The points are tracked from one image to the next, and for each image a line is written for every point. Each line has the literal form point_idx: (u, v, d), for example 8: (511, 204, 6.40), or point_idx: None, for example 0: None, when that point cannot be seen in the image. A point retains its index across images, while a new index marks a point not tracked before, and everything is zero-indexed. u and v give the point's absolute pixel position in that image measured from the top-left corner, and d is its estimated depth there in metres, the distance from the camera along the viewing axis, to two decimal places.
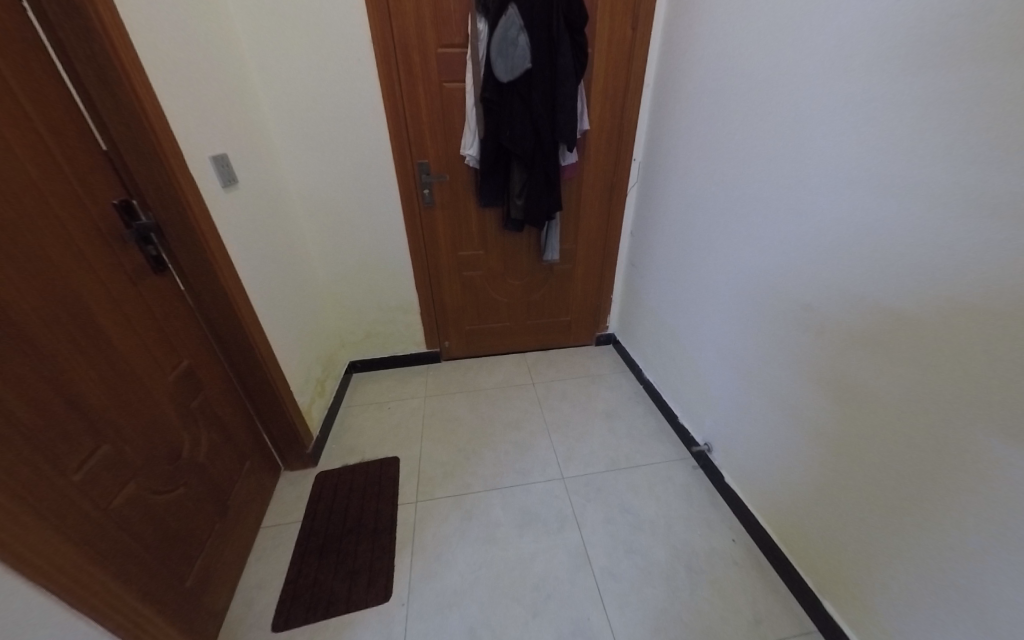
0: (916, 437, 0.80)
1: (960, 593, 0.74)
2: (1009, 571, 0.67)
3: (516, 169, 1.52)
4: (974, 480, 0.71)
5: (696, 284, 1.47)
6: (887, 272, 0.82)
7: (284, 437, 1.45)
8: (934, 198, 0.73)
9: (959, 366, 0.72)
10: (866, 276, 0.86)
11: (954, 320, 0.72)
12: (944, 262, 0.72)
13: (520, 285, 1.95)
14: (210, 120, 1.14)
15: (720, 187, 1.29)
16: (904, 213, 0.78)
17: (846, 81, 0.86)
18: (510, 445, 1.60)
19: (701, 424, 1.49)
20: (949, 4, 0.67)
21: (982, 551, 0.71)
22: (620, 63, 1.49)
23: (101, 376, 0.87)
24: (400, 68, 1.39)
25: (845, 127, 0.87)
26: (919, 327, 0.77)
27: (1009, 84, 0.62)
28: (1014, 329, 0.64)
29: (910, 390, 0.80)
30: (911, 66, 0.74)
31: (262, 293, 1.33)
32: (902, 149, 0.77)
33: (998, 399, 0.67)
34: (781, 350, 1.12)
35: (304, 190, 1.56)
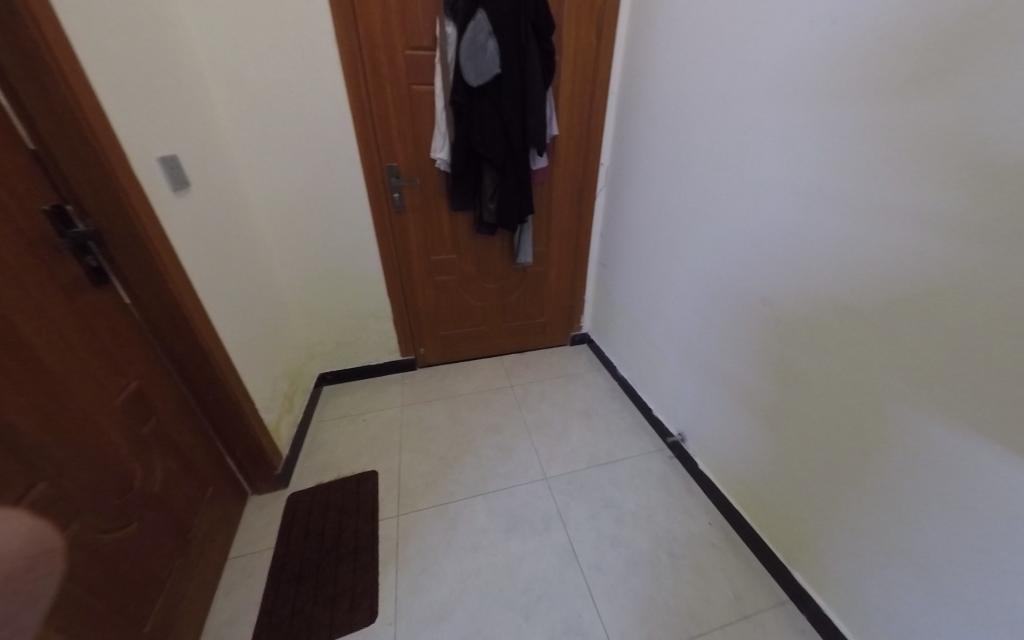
0: (864, 415, 0.88)
1: (910, 553, 0.82)
2: (949, 530, 0.76)
3: (487, 172, 1.52)
4: (917, 451, 0.79)
5: (662, 283, 1.54)
6: (834, 267, 0.90)
7: (251, 459, 1.35)
8: (871, 200, 0.81)
9: (900, 350, 0.80)
10: (814, 271, 0.94)
11: (891, 309, 0.80)
12: (881, 257, 0.80)
13: (494, 288, 1.95)
14: (159, 118, 1.04)
15: (681, 190, 1.36)
16: (848, 214, 0.86)
17: (793, 93, 0.94)
18: (492, 449, 1.59)
19: (674, 416, 1.55)
20: (879, 28, 0.76)
21: (925, 515, 0.79)
22: (586, 70, 1.53)
23: (34, 404, 0.76)
24: (366, 69, 1.35)
25: (793, 134, 0.95)
26: (863, 315, 0.85)
27: (930, 101, 0.71)
28: (942, 314, 0.73)
29: (858, 372, 0.88)
30: (851, 81, 0.82)
31: (221, 304, 1.23)
32: (844, 156, 0.85)
33: (931, 377, 0.75)
34: (742, 342, 1.19)
35: (264, 195, 1.47)
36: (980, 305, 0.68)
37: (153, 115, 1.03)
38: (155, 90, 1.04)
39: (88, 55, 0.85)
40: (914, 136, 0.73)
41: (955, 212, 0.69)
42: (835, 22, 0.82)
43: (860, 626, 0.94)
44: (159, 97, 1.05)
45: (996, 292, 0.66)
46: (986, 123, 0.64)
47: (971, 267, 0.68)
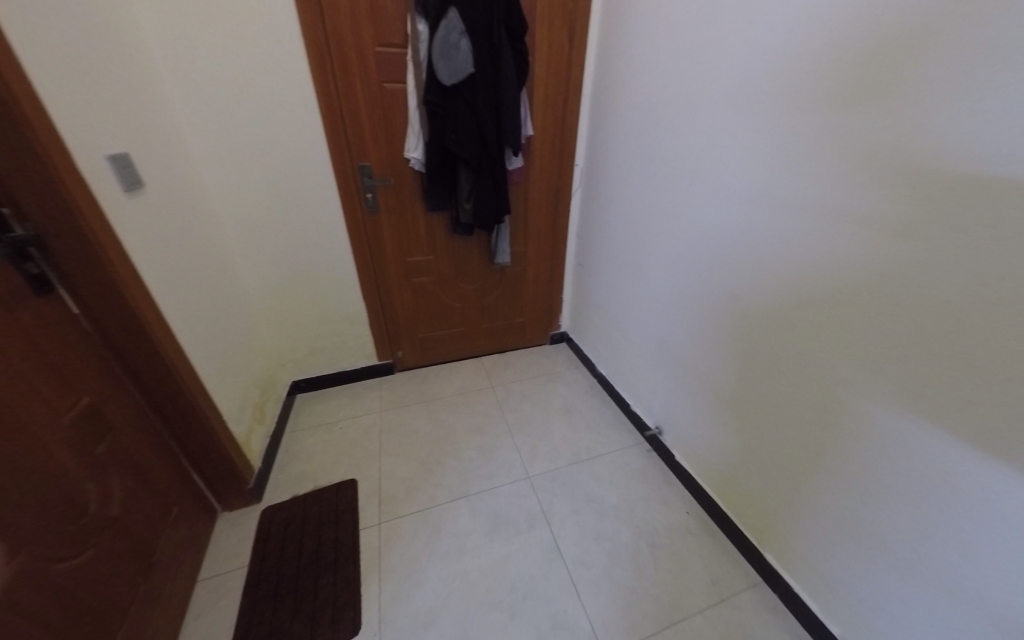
0: (824, 403, 0.94)
1: (866, 530, 0.88)
2: (899, 507, 0.82)
3: (463, 172, 1.51)
4: (871, 435, 0.85)
5: (636, 281, 1.58)
6: (795, 265, 0.94)
7: (220, 473, 1.28)
8: (825, 202, 0.86)
9: (854, 341, 0.85)
10: (776, 268, 0.99)
11: (844, 303, 0.86)
12: (835, 255, 0.85)
13: (472, 289, 1.93)
14: (106, 112, 0.96)
15: (653, 190, 1.40)
16: (804, 214, 0.90)
17: (754, 98, 0.98)
18: (474, 451, 1.58)
19: (651, 410, 1.59)
20: (828, 40, 0.80)
21: (878, 494, 0.85)
22: (559, 72, 1.55)
23: None
24: (335, 66, 1.31)
25: (754, 137, 0.99)
26: (820, 310, 0.91)
27: (868, 110, 0.76)
28: (886, 309, 0.78)
29: (818, 362, 0.94)
30: (805, 89, 0.86)
31: (181, 312, 1.15)
32: (800, 159, 0.90)
33: (881, 366, 0.81)
34: (713, 337, 1.23)
35: (227, 196, 1.40)
36: (920, 299, 0.73)
37: (99, 109, 0.95)
38: (100, 83, 0.95)
39: (18, 40, 0.77)
40: (862, 141, 0.78)
41: (897, 214, 0.74)
42: (789, 32, 0.87)
43: (825, 601, 1.00)
44: (104, 91, 0.97)
45: (934, 287, 0.71)
46: (926, 131, 0.69)
47: (913, 263, 0.73)
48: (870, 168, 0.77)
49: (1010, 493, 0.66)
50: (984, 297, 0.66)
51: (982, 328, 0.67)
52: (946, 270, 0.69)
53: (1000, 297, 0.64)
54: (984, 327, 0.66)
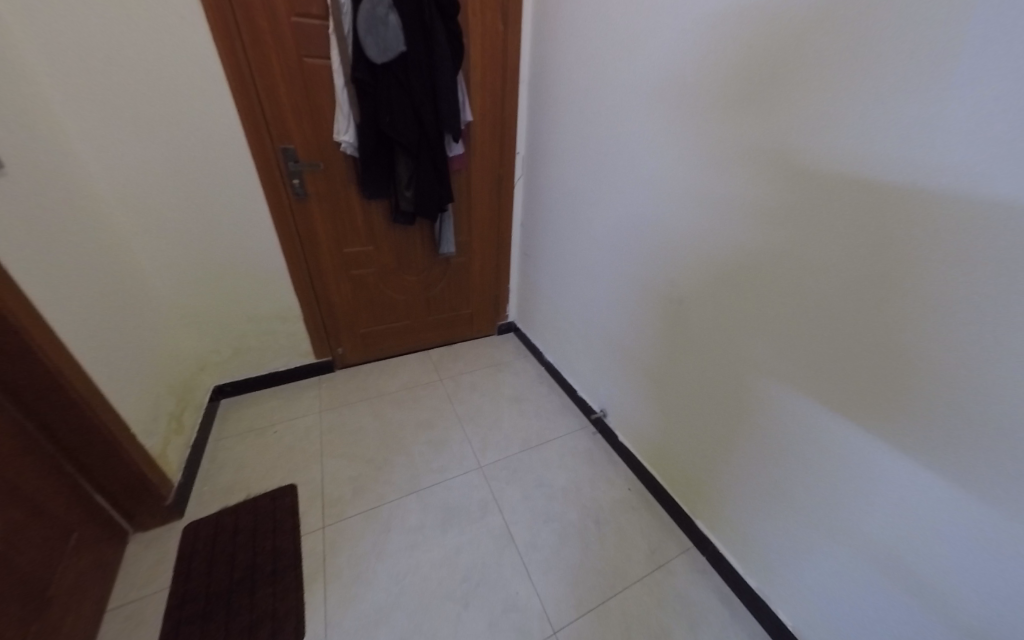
0: (737, 379, 1.02)
1: (775, 490, 0.98)
2: (801, 468, 0.91)
3: (401, 158, 1.45)
4: (777, 407, 0.94)
5: (577, 270, 1.61)
6: (715, 253, 1.01)
7: (131, 492, 1.15)
8: (733, 195, 0.93)
9: (762, 322, 0.93)
10: (698, 257, 1.05)
11: (754, 287, 0.93)
12: (749, 242, 0.92)
13: (416, 280, 1.87)
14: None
15: (590, 180, 1.41)
16: (721, 207, 0.96)
17: (676, 91, 1.01)
18: (423, 446, 1.55)
19: (596, 395, 1.65)
20: (736, 37, 0.85)
21: (783, 458, 0.94)
22: (496, 56, 1.51)
23: None
24: (244, 35, 1.18)
25: (677, 130, 1.04)
26: (735, 294, 0.98)
27: (769, 107, 0.82)
28: (788, 293, 0.86)
29: (734, 342, 1.01)
30: (720, 85, 0.91)
31: (69, 314, 1.00)
32: (716, 154, 0.95)
33: (782, 344, 0.90)
34: (647, 324, 1.29)
35: (119, 182, 1.22)
36: (814, 283, 0.81)
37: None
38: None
39: None
40: (769, 135, 0.83)
41: (798, 204, 0.81)
42: (705, 30, 0.91)
43: (747, 558, 1.10)
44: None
45: (824, 272, 0.79)
46: (819, 129, 0.75)
47: (809, 251, 0.81)
48: (778, 162, 0.83)
49: (887, 451, 0.75)
50: (867, 282, 0.73)
51: (865, 309, 0.74)
52: (835, 257, 0.77)
53: (878, 282, 0.72)
54: (863, 308, 0.74)
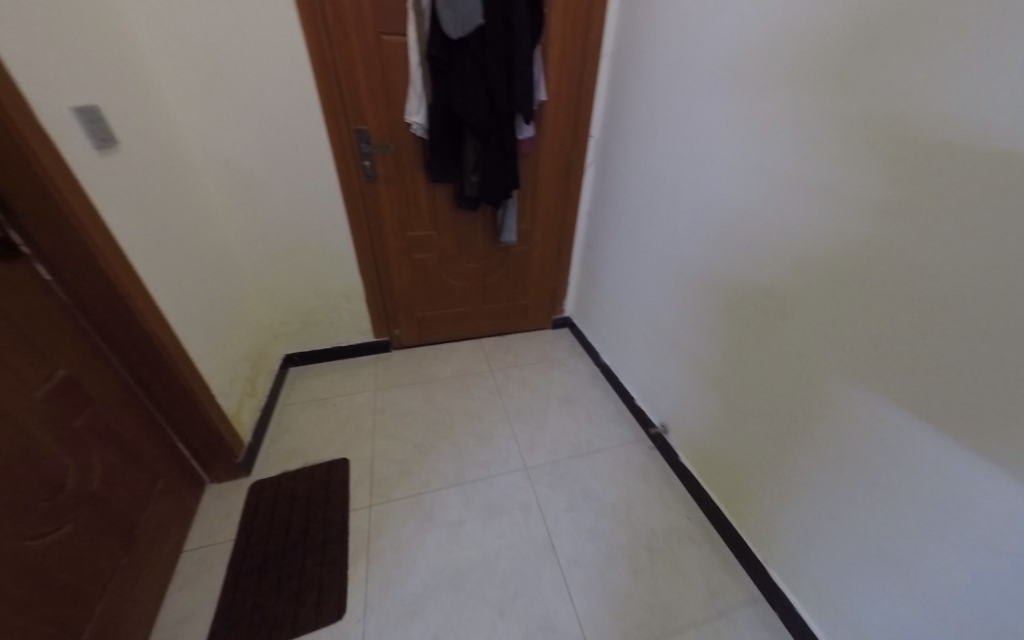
0: (841, 417, 0.84)
1: (885, 559, 0.80)
2: (930, 541, 0.72)
3: (470, 140, 1.39)
4: (896, 461, 0.75)
5: (648, 268, 1.45)
6: (826, 262, 0.83)
7: (208, 447, 1.25)
8: (856, 197, 0.75)
9: (885, 354, 0.74)
10: (803, 266, 0.88)
11: (881, 310, 0.74)
12: (880, 254, 0.73)
13: (475, 267, 1.84)
14: (65, 50, 0.86)
15: (671, 168, 1.25)
16: (833, 212, 0.80)
17: (790, 62, 0.84)
18: (470, 438, 1.53)
19: (657, 408, 1.50)
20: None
21: (903, 523, 0.76)
22: (578, 27, 1.38)
23: None
24: (327, 14, 1.19)
25: (786, 112, 0.86)
26: (849, 315, 0.80)
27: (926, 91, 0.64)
28: (930, 321, 0.67)
29: (843, 373, 0.82)
30: (853, 55, 0.73)
31: (166, 282, 1.08)
32: (838, 141, 0.77)
33: (911, 384, 0.71)
34: (727, 336, 1.12)
35: (213, 160, 1.32)
36: (974, 313, 0.62)
37: (58, 44, 0.84)
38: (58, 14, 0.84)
39: None
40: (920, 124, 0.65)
41: (962, 210, 0.62)
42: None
43: (832, 626, 0.93)
44: (65, 27, 0.86)
45: (990, 300, 0.60)
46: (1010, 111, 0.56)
47: (973, 270, 0.62)
48: (944, 146, 0.63)
49: None
50: None
51: None
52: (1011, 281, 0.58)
53: None
54: None
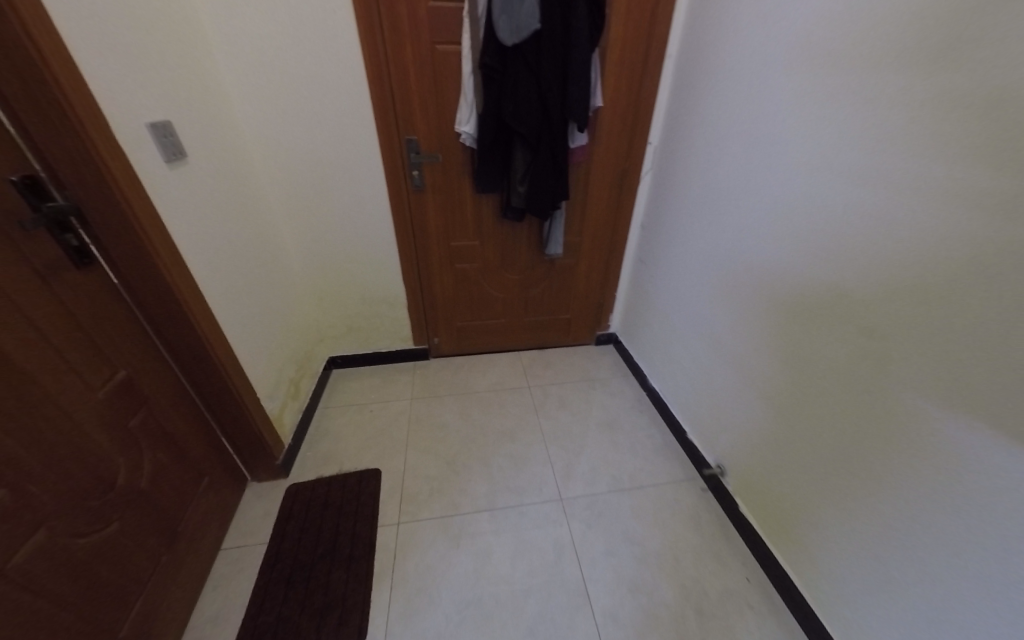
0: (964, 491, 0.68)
1: None
2: None
3: (519, 150, 1.34)
4: None
5: (711, 289, 1.32)
6: (950, 299, 0.68)
7: (250, 447, 1.28)
8: (995, 214, 0.61)
9: None
10: (912, 298, 0.73)
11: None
12: None
13: (518, 279, 1.78)
14: (147, 65, 0.90)
15: (746, 181, 1.12)
16: (961, 233, 0.65)
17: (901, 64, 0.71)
18: (503, 459, 1.46)
19: (713, 446, 1.35)
20: None
21: None
22: (640, 29, 1.28)
23: (6, 409, 0.65)
24: (384, 25, 1.19)
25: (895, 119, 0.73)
26: (985, 365, 0.64)
27: None
28: None
29: (970, 436, 0.67)
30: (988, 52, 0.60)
31: (219, 288, 1.12)
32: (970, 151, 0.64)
33: None
34: (811, 377, 0.97)
35: (274, 169, 1.37)
36: None
37: (140, 59, 0.88)
38: (143, 31, 0.89)
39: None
40: None
41: None
42: None
43: None
44: (149, 43, 0.91)
45: None
46: None
47: None
48: None
49: None
50: None
51: None
52: None
53: None
54: None
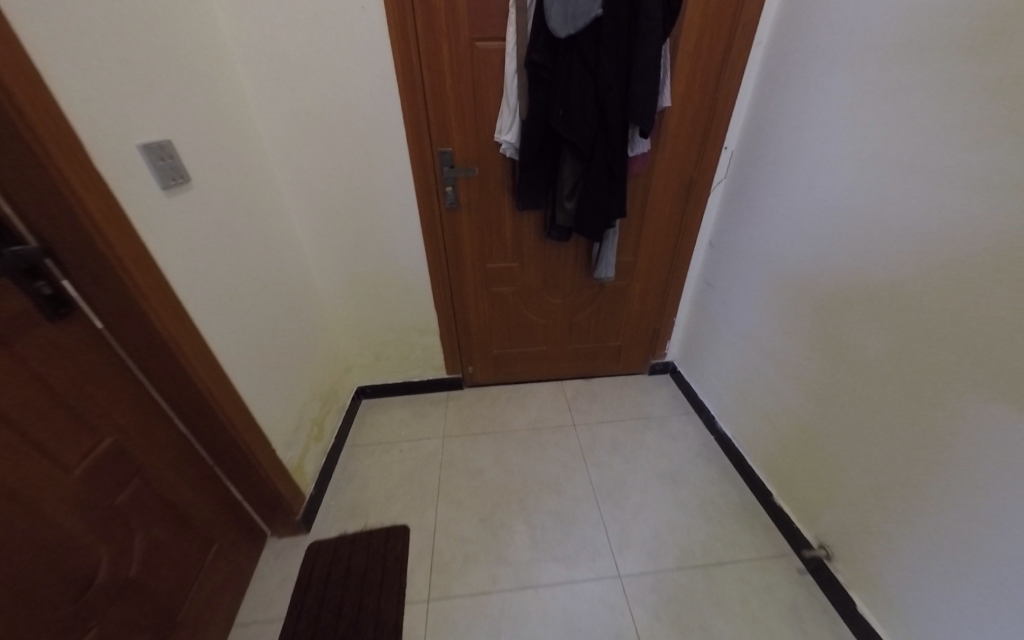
0: None
1: None
2: None
3: (568, 161, 1.14)
4: None
5: (808, 322, 1.09)
6: None
7: (267, 503, 1.13)
8: None
9: None
10: None
11: None
12: None
13: (562, 303, 1.58)
14: (136, 68, 0.75)
15: (870, 192, 0.89)
16: None
17: None
18: (549, 518, 1.26)
19: (814, 517, 1.09)
20: None
21: None
22: (725, 13, 1.08)
23: None
24: (418, 22, 1.03)
25: None
26: None
27: None
28: None
29: None
30: None
31: (225, 330, 0.96)
32: None
33: None
34: (972, 453, 0.73)
35: (299, 190, 1.25)
36: None
37: (127, 62, 0.73)
38: (134, 30, 0.75)
39: None
40: None
41: None
42: None
43: None
44: (141, 43, 0.76)
45: None
46: None
47: None
48: None
49: None
50: None
51: None
52: None
53: None
54: None
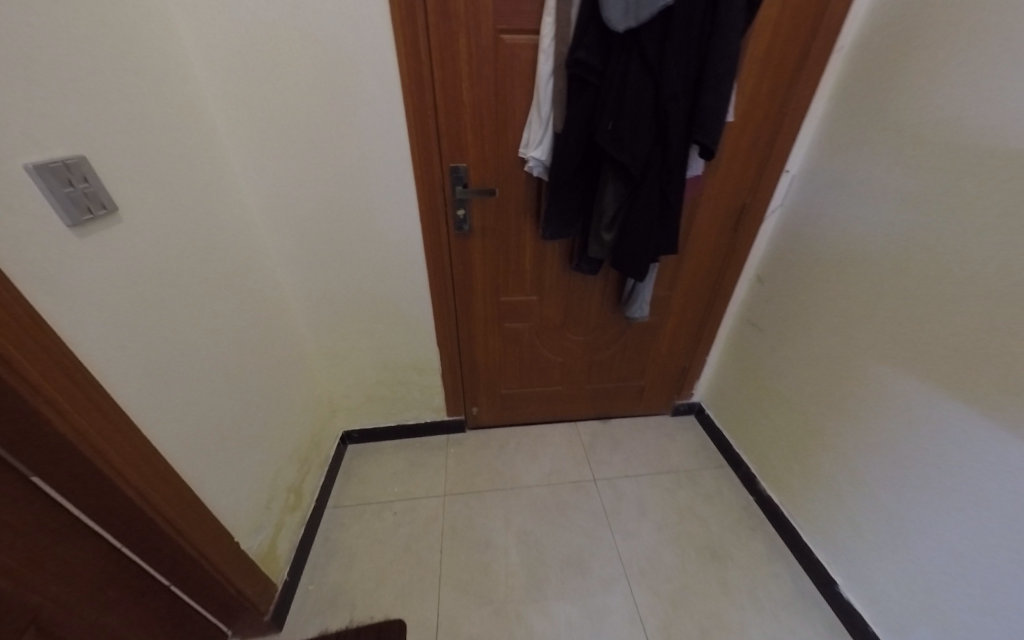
0: None
1: None
2: None
3: (610, 184, 0.93)
4: None
5: (894, 388, 0.90)
6: None
7: (225, 608, 0.89)
8: None
9: None
10: None
11: None
12: None
13: (583, 341, 1.37)
14: (6, 46, 0.50)
15: (983, 241, 0.74)
16: None
17: None
18: (576, 610, 1.05)
19: (902, 624, 0.91)
20: None
21: None
22: (806, 13, 0.90)
23: None
24: (429, 4, 0.80)
25: None
26: None
27: None
28: None
29: None
30: None
31: (162, 401, 0.72)
32: None
33: None
34: None
35: (273, 211, 1.02)
36: None
37: None
38: None
39: None
40: None
41: None
42: None
43: None
44: (17, 9, 0.52)
45: None
46: None
47: None
48: None
49: None
50: None
51: None
52: None
53: None
54: None
